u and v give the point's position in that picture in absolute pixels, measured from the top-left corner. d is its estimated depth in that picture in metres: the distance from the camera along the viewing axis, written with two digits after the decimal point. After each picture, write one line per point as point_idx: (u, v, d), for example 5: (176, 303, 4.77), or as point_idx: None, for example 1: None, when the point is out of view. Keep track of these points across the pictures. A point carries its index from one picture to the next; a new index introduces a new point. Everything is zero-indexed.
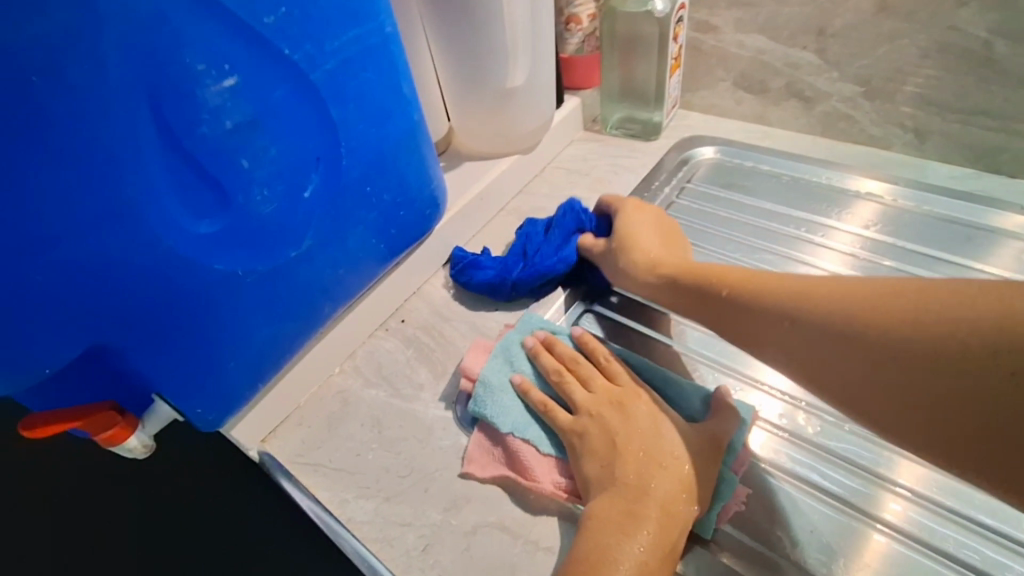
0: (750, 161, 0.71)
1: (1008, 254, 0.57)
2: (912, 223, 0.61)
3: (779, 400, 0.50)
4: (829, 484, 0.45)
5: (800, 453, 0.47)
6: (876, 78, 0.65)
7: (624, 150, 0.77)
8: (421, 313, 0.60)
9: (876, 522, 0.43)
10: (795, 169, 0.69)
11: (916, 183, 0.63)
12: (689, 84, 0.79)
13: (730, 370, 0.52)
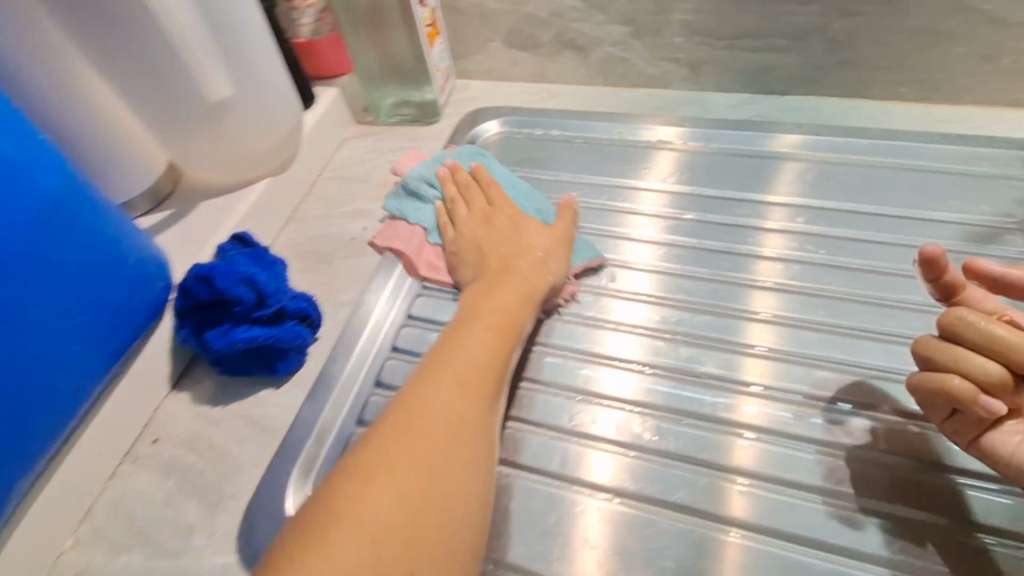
0: (537, 130, 0.64)
1: (791, 178, 0.56)
2: (705, 166, 0.58)
3: (621, 410, 0.44)
4: (680, 493, 0.40)
5: (648, 468, 0.41)
6: (639, 15, 0.60)
7: (403, 142, 0.66)
8: (181, 422, 0.46)
9: (734, 525, 0.38)
10: (588, 129, 0.63)
11: (703, 122, 0.60)
12: (458, 49, 0.69)
13: (567, 391, 0.45)
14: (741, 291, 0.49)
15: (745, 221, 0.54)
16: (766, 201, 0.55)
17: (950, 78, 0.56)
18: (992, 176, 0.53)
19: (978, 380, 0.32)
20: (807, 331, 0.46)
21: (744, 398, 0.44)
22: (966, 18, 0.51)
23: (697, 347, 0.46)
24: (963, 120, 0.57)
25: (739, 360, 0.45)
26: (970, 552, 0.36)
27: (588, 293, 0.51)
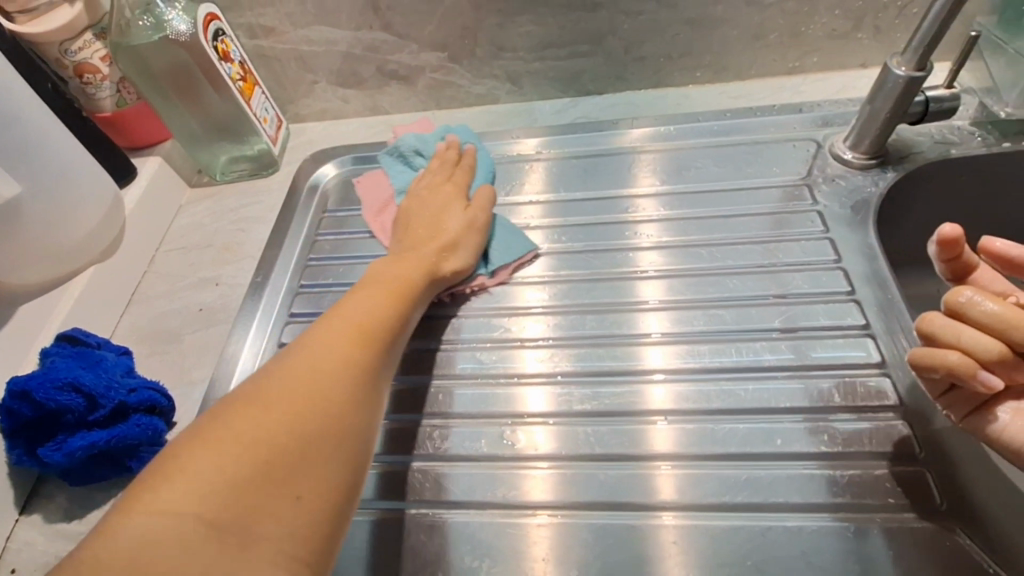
0: None
1: (641, 168, 0.60)
2: (571, 170, 0.61)
3: (545, 423, 0.46)
4: (612, 489, 0.42)
5: (577, 470, 0.43)
6: (450, 39, 0.62)
7: (244, 198, 0.64)
8: (36, 549, 0.43)
9: (666, 507, 0.41)
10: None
11: (559, 129, 0.64)
12: (285, 95, 0.68)
13: (493, 415, 0.47)
14: (629, 284, 0.52)
15: (621, 217, 0.57)
16: (627, 194, 0.59)
17: (732, 58, 0.62)
18: (778, 140, 0.59)
19: (976, 356, 0.31)
20: (687, 309, 0.50)
21: (647, 385, 0.46)
22: (728, 6, 0.58)
23: (598, 347, 0.49)
24: (751, 92, 0.64)
25: (636, 349, 0.48)
26: (844, 479, 0.40)
27: (496, 316, 0.52)
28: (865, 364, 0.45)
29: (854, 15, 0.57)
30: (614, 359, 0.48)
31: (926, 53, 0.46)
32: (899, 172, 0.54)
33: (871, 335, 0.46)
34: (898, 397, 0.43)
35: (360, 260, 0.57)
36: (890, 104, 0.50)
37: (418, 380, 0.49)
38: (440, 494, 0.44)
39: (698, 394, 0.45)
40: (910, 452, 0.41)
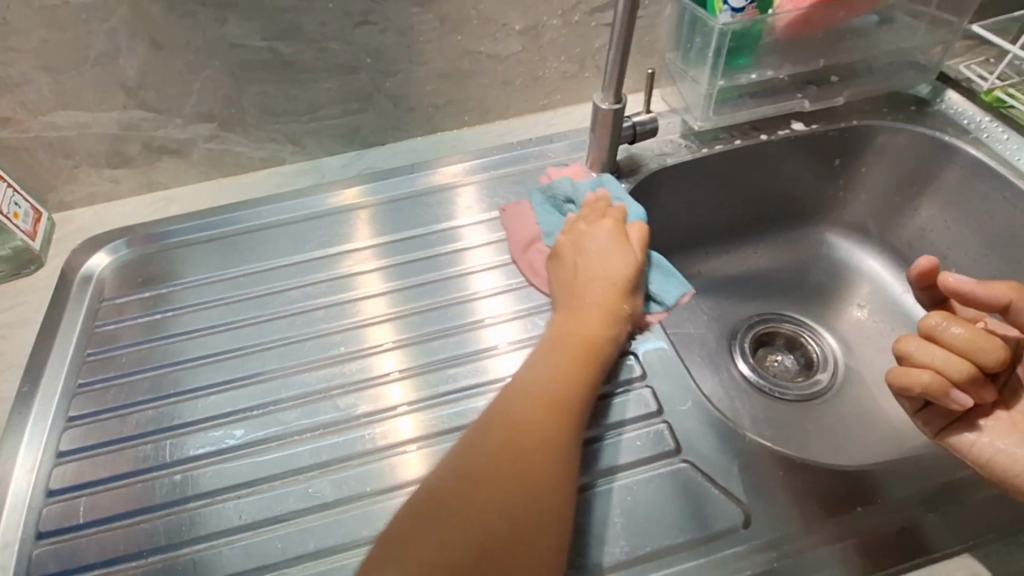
0: (192, 236, 0.64)
1: (453, 201, 0.66)
2: (388, 215, 0.65)
3: (416, 449, 0.49)
4: None
5: None
6: (217, 110, 0.63)
7: (3, 303, 0.58)
8: None
9: None
10: (221, 226, 0.64)
11: (370, 176, 0.68)
12: (39, 184, 0.63)
13: (361, 456, 0.48)
14: (471, 306, 0.58)
15: (438, 249, 0.62)
16: (446, 227, 0.64)
17: (491, 102, 0.71)
18: (539, 168, 0.69)
19: (978, 361, 0.45)
20: (527, 318, 0.57)
21: (501, 392, 0.52)
22: (473, 59, 0.66)
23: (450, 369, 0.53)
24: (515, 129, 0.73)
25: (486, 364, 0.54)
26: (644, 436, 0.49)
27: (346, 360, 0.54)
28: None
29: (577, 58, 0.69)
30: (466, 379, 0.53)
31: (617, 89, 0.57)
32: (631, 181, 0.66)
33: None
34: (642, 366, 0.53)
35: (172, 341, 0.56)
36: (606, 131, 0.61)
37: (235, 449, 0.49)
38: (277, 553, 0.44)
39: None
40: (654, 412, 0.50)
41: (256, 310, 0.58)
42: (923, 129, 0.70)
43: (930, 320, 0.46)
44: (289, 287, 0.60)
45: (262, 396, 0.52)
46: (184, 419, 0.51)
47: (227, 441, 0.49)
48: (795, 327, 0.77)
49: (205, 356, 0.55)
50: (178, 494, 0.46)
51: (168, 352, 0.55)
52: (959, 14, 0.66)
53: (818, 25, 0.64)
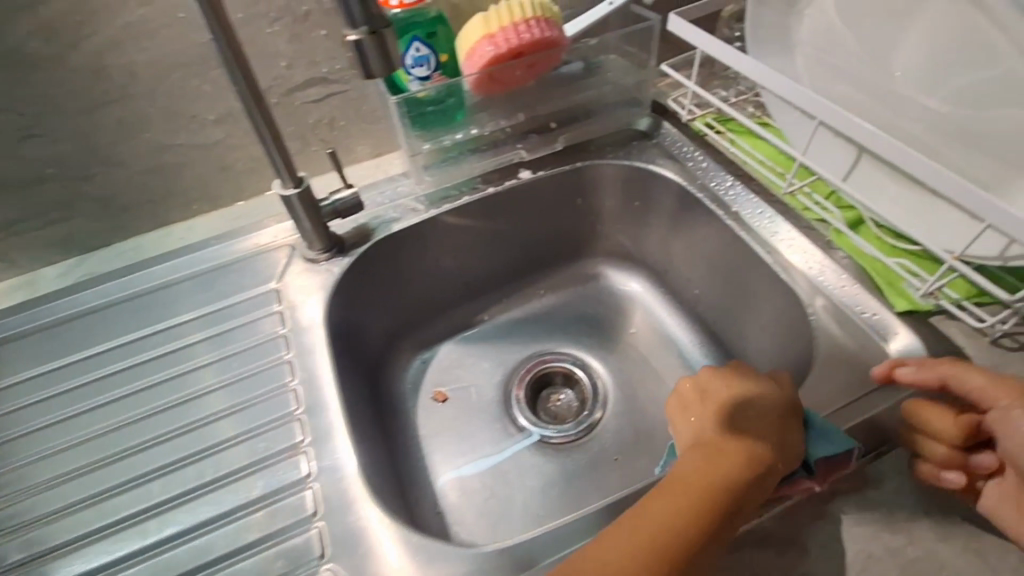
0: (9, 325, 0.63)
1: (271, 265, 0.66)
2: (197, 288, 0.65)
3: (241, 509, 0.50)
4: (279, 547, 0.47)
5: (263, 532, 0.48)
6: None
7: None
8: None
9: (330, 550, 0.47)
10: (46, 315, 0.64)
11: (168, 254, 0.68)
12: None
13: (198, 501, 0.51)
14: (275, 370, 0.58)
15: (258, 313, 0.62)
16: (258, 293, 0.63)
17: (218, 188, 0.70)
18: (257, 253, 0.67)
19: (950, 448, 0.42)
20: (327, 375, 0.57)
21: (296, 454, 0.52)
22: (176, 151, 0.65)
23: (256, 436, 0.54)
24: (252, 209, 0.72)
25: (286, 426, 0.54)
26: (276, 556, 0.47)
27: (173, 434, 0.55)
28: (289, 447, 0.53)
29: (295, 135, 0.69)
30: (269, 443, 0.53)
31: (291, 177, 0.56)
32: (353, 256, 0.66)
33: (296, 419, 0.54)
34: (313, 465, 0.51)
35: (15, 436, 0.57)
36: (303, 213, 0.60)
37: (122, 520, 0.51)
38: (244, 537, 0.48)
39: (326, 458, 0.52)
40: (309, 514, 0.49)
41: (96, 385, 0.59)
42: (637, 162, 0.73)
43: (932, 372, 0.45)
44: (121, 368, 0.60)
45: (97, 471, 0.54)
46: (25, 516, 0.52)
47: (72, 530, 0.51)
48: (573, 363, 0.79)
49: (37, 454, 0.55)
50: (37, 551, 0.50)
51: (9, 451, 0.56)
52: (649, 53, 0.70)
53: (504, 81, 0.64)
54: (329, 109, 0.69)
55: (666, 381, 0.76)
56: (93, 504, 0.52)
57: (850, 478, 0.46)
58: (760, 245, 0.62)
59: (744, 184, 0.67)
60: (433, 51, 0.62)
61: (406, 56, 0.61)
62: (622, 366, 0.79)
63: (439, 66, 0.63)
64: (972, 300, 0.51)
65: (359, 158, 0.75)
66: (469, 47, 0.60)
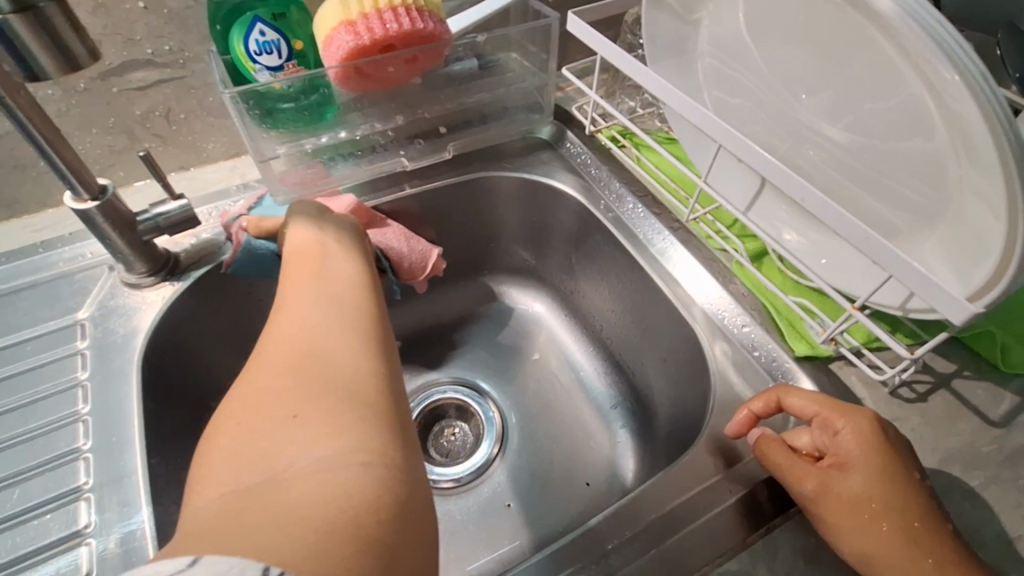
0: None
1: (80, 292, 0.53)
2: None
3: None
4: None
5: None
6: None
7: None
8: None
9: None
10: None
11: None
12: None
13: None
14: (64, 429, 0.45)
15: (53, 354, 0.49)
16: (59, 327, 0.51)
17: (14, 191, 0.56)
18: (62, 275, 0.54)
19: (793, 478, 0.38)
20: (136, 434, 0.45)
21: (72, 544, 0.39)
22: None
23: (17, 523, 0.40)
24: (65, 218, 0.59)
25: (66, 506, 0.41)
26: None
27: None
28: (66, 536, 0.40)
29: (119, 129, 0.57)
30: (36, 531, 0.40)
31: (83, 186, 0.44)
32: (190, 278, 0.54)
33: (83, 496, 0.41)
34: (95, 559, 0.39)
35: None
36: (111, 231, 0.48)
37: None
38: None
39: (113, 548, 0.39)
40: None
41: None
42: (536, 176, 0.66)
43: (772, 394, 0.43)
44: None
45: None
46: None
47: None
48: (469, 394, 0.71)
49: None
50: None
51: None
52: (549, 54, 0.62)
53: (375, 77, 0.54)
54: (162, 98, 0.56)
55: (566, 417, 0.68)
56: None
57: (740, 558, 0.40)
58: (660, 276, 0.57)
59: (645, 206, 0.61)
60: (282, 36, 0.51)
61: (248, 41, 0.50)
62: (524, 397, 0.70)
63: (292, 55, 0.53)
64: (868, 346, 0.48)
65: (210, 158, 0.64)
66: (326, 35, 0.51)
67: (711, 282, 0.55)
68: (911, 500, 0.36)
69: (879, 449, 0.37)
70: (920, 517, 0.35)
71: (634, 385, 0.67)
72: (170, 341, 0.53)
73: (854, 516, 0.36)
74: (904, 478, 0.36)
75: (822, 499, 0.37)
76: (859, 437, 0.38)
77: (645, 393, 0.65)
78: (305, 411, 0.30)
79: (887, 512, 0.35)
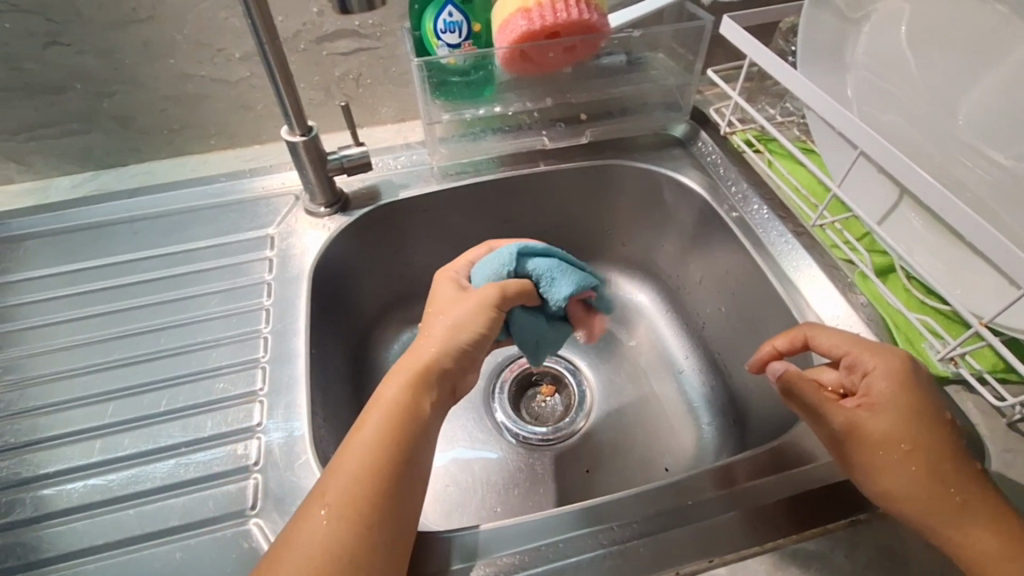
0: (12, 226, 0.64)
1: (273, 213, 0.65)
2: (196, 220, 0.64)
3: (180, 446, 0.47)
4: (207, 492, 0.44)
5: (195, 473, 0.45)
6: None
7: None
8: None
9: (256, 507, 0.43)
10: (54, 222, 0.64)
11: (176, 184, 0.67)
12: None
13: (137, 430, 0.48)
14: (250, 315, 0.56)
15: (247, 257, 0.61)
16: (254, 237, 0.63)
17: (235, 126, 0.70)
18: (261, 197, 0.66)
19: (816, 404, 0.43)
20: (302, 328, 0.55)
21: (249, 400, 0.49)
22: (196, 82, 0.64)
23: (213, 375, 0.51)
24: (266, 154, 0.72)
25: (247, 371, 0.51)
26: (203, 500, 0.43)
27: (133, 357, 0.53)
28: (245, 393, 0.50)
29: (321, 86, 0.68)
30: (225, 384, 0.50)
31: (299, 123, 0.55)
32: (354, 215, 0.64)
33: (260, 366, 0.52)
34: (265, 415, 0.48)
35: (14, 329, 0.56)
36: (308, 163, 0.59)
37: (79, 434, 0.48)
38: (180, 473, 0.45)
39: (279, 409, 0.49)
40: (249, 463, 0.45)
41: (75, 296, 0.58)
42: (664, 170, 0.70)
43: (799, 333, 0.48)
44: (115, 283, 0.59)
45: (47, 382, 0.52)
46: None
47: (50, 429, 0.48)
48: (565, 367, 0.75)
49: (18, 357, 0.54)
50: None
51: (7, 343, 0.55)
52: (696, 56, 0.65)
53: (536, 61, 0.61)
54: (357, 64, 0.67)
55: (656, 405, 0.71)
56: (33, 409, 0.50)
57: (818, 541, 0.41)
58: (778, 279, 0.58)
59: (770, 210, 0.63)
60: (466, 18, 0.60)
61: (438, 20, 0.59)
62: (617, 377, 0.74)
63: (471, 36, 0.61)
64: (994, 374, 0.46)
65: (381, 120, 0.74)
66: (503, 19, 0.58)
67: (831, 289, 0.55)
68: (935, 440, 0.40)
69: (907, 388, 0.41)
70: (945, 461, 0.39)
71: (730, 386, 0.68)
72: (334, 262, 0.63)
73: (886, 458, 0.40)
74: (931, 419, 0.40)
75: (852, 436, 0.41)
76: (885, 376, 0.42)
77: (741, 395, 0.66)
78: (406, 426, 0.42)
79: (914, 448, 0.39)
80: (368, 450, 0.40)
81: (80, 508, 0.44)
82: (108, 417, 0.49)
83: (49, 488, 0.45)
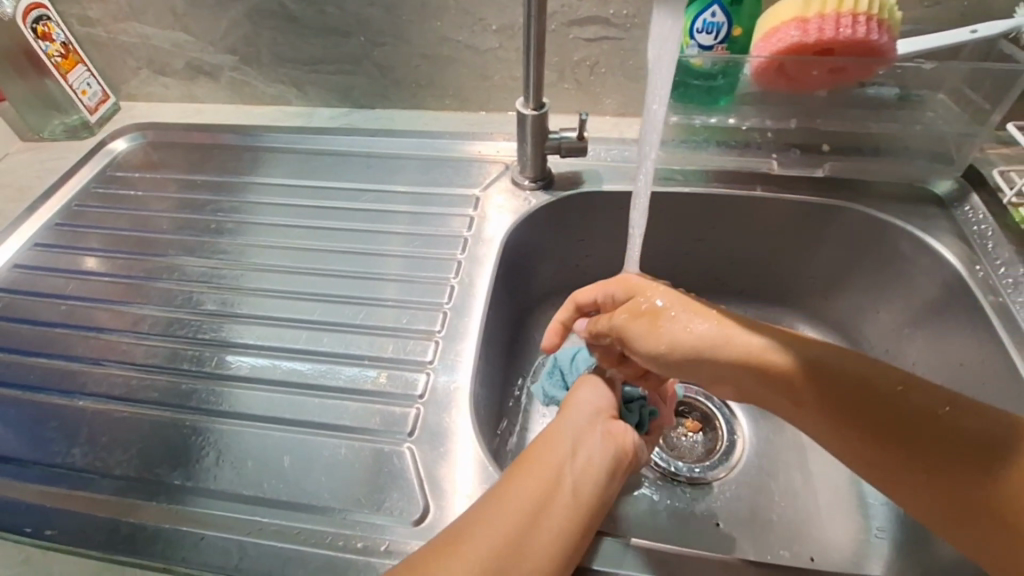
0: (284, 141, 0.76)
1: (483, 176, 0.69)
2: (419, 168, 0.71)
3: (365, 362, 0.52)
4: (376, 407, 0.49)
5: (372, 387, 0.50)
6: (238, 47, 0.74)
7: (56, 155, 0.76)
8: None
9: (410, 436, 0.47)
10: (313, 145, 0.75)
11: (409, 132, 0.75)
12: (115, 78, 0.80)
13: (333, 335, 0.55)
14: (445, 263, 0.60)
15: (452, 211, 0.66)
16: (463, 194, 0.67)
17: (470, 92, 0.75)
18: (477, 161, 0.71)
19: None
20: (485, 288, 0.58)
21: (426, 340, 0.54)
22: (452, 47, 0.70)
23: (403, 308, 0.56)
24: (488, 121, 0.76)
25: (430, 313, 0.56)
26: (370, 412, 0.49)
27: (345, 272, 0.60)
28: (425, 332, 0.54)
29: (557, 67, 0.70)
30: (411, 319, 0.55)
31: (534, 97, 0.57)
32: (555, 196, 0.66)
33: (442, 311, 0.56)
34: (436, 358, 0.52)
35: (265, 222, 0.66)
36: (530, 136, 0.61)
37: (292, 322, 0.56)
38: (358, 383, 0.51)
39: (449, 355, 0.52)
40: (415, 395, 0.50)
41: (313, 208, 0.67)
42: (911, 228, 0.60)
43: None
44: (344, 206, 0.67)
45: (278, 273, 0.61)
46: (235, 283, 0.60)
47: (270, 310, 0.57)
48: (713, 406, 0.69)
49: (263, 246, 0.64)
50: (213, 311, 0.57)
51: (258, 232, 0.65)
52: (995, 105, 0.55)
53: (793, 77, 0.56)
54: (598, 52, 0.68)
55: (820, 486, 0.62)
56: (265, 291, 0.59)
57: None
58: None
59: None
60: (728, 21, 0.57)
61: (698, 18, 0.57)
62: (781, 439, 0.66)
63: (726, 39, 0.58)
64: None
65: (602, 111, 0.74)
66: (772, 27, 0.54)
67: None
68: None
69: None
70: None
71: None
72: (526, 235, 0.66)
73: None
74: None
75: None
76: None
77: None
78: (535, 522, 0.37)
79: None
80: (515, 500, 0.38)
81: (278, 384, 0.51)
82: (314, 317, 0.56)
83: (262, 359, 0.53)
